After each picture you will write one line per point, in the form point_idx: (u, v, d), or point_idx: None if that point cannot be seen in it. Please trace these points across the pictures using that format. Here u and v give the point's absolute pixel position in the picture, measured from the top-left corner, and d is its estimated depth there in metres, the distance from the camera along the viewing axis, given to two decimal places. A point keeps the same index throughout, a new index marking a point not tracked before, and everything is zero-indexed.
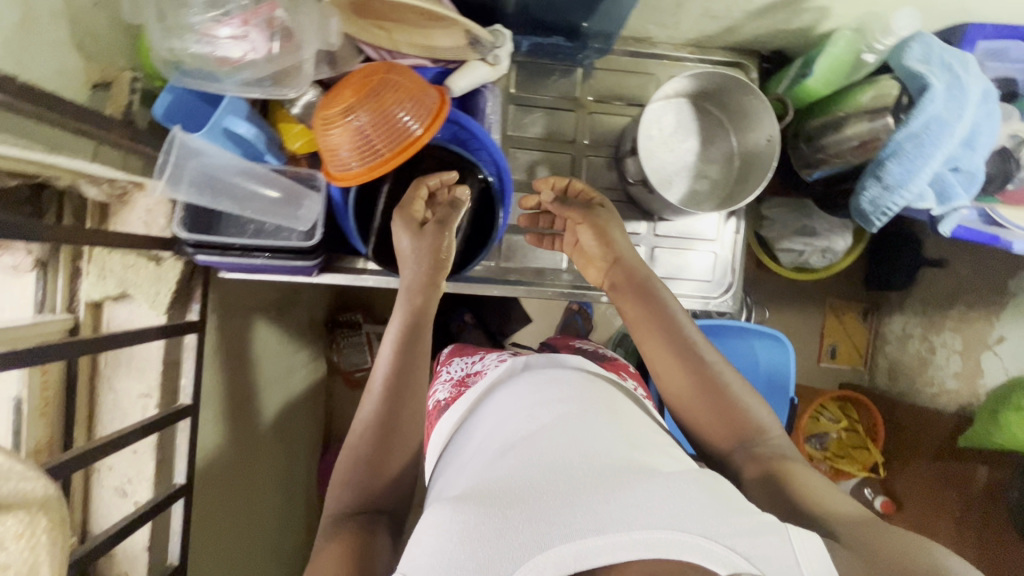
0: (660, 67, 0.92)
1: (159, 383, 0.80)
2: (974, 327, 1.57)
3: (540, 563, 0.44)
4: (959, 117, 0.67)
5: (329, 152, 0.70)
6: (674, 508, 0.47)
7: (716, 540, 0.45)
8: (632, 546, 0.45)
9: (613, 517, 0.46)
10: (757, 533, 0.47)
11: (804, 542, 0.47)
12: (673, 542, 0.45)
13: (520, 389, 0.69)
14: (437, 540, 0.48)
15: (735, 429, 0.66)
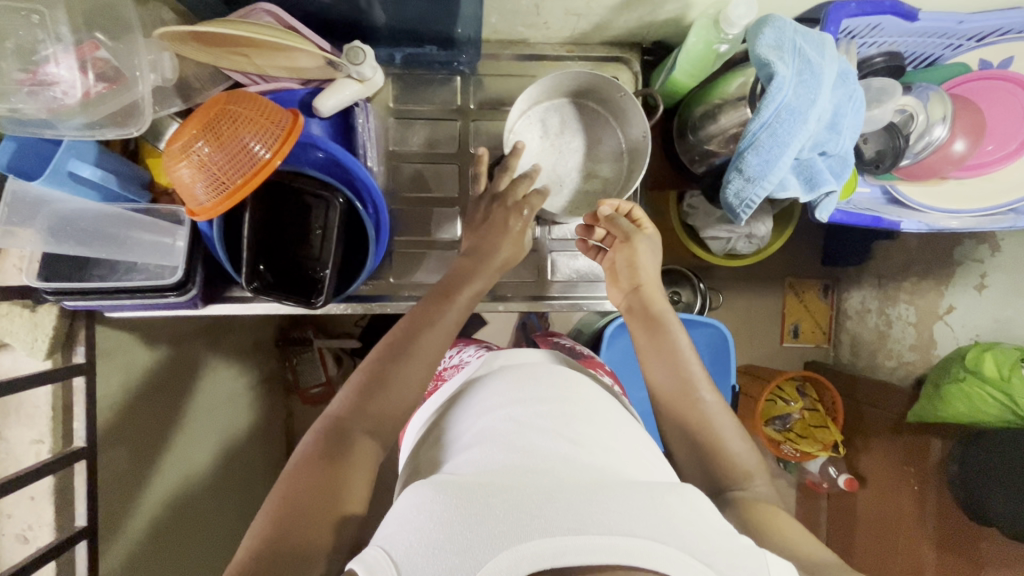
0: (541, 69, 0.90)
1: (51, 428, 0.80)
2: (926, 298, 1.55)
3: (517, 556, 0.42)
4: (810, 103, 0.65)
5: (181, 188, 0.68)
6: (660, 516, 0.46)
7: (696, 556, 0.44)
8: (611, 550, 0.43)
9: (595, 517, 0.45)
10: (735, 554, 0.46)
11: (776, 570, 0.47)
12: (652, 551, 0.43)
13: (512, 395, 0.69)
14: (414, 525, 0.46)
15: (722, 471, 0.68)
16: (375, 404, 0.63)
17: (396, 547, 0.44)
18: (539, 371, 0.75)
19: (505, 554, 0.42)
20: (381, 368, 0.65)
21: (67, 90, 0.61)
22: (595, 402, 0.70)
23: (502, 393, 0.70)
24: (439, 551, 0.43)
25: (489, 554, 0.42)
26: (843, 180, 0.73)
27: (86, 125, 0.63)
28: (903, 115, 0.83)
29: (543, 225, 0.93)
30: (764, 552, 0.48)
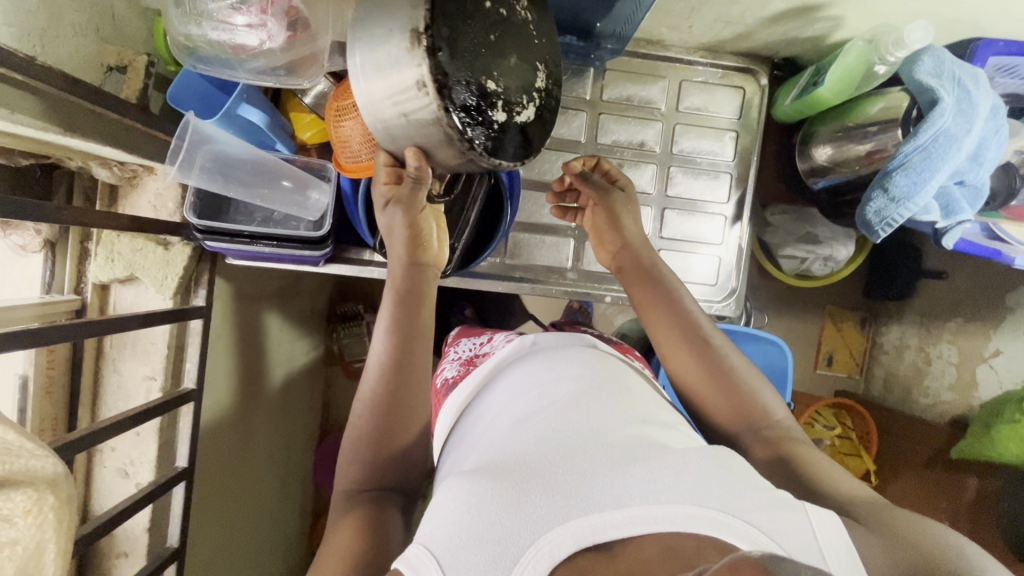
0: (672, 71, 0.91)
1: (165, 366, 0.80)
2: (971, 340, 1.58)
3: (558, 535, 0.48)
4: (967, 131, 0.67)
5: (340, 144, 0.70)
6: (695, 485, 0.51)
7: (733, 515, 0.48)
8: (644, 521, 0.48)
9: (626, 493, 0.50)
10: (775, 508, 0.50)
11: (822, 524, 0.49)
12: (686, 517, 0.48)
13: (531, 373, 0.72)
14: (455, 512, 0.51)
15: (743, 413, 0.68)
16: (387, 436, 0.67)
17: (437, 543, 0.49)
18: (557, 348, 0.77)
19: (545, 539, 0.47)
20: (389, 398, 0.67)
21: (260, 34, 0.63)
22: (623, 380, 0.70)
23: (523, 378, 0.72)
24: (480, 539, 0.48)
25: (530, 542, 0.48)
26: (975, 210, 0.75)
27: (262, 70, 0.65)
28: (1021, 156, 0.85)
29: (657, 221, 0.93)
30: (804, 503, 0.51)
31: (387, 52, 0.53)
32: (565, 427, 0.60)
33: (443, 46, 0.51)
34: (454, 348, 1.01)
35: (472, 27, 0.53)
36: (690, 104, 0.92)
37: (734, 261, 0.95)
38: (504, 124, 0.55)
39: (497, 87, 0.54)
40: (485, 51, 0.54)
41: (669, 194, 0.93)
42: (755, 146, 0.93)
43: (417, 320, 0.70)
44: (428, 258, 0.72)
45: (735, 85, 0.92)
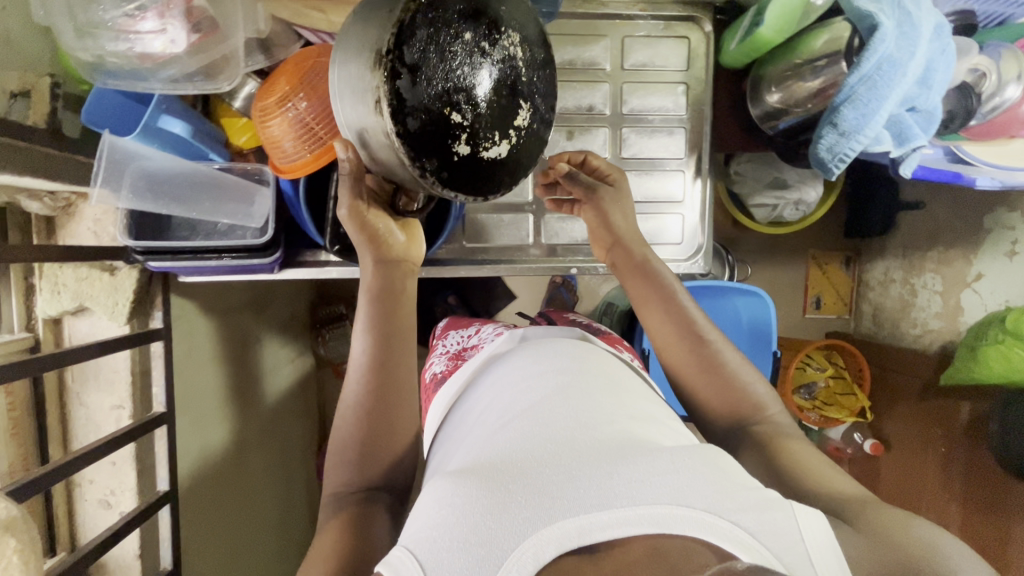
0: (612, 28, 0.88)
1: (131, 393, 0.79)
2: (953, 266, 1.57)
3: (544, 535, 0.46)
4: (911, 54, 0.65)
5: (272, 145, 0.67)
6: (683, 483, 0.49)
7: (722, 516, 0.47)
8: (631, 521, 0.46)
9: (613, 492, 0.48)
10: (762, 508, 0.48)
11: (808, 522, 0.48)
12: (674, 517, 0.47)
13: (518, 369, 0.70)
14: (439, 514, 0.49)
15: (737, 410, 0.69)
16: (374, 438, 0.67)
17: (418, 544, 0.47)
18: (547, 344, 0.76)
19: (531, 539, 0.46)
20: (375, 398, 0.68)
21: (164, 39, 0.60)
22: (609, 374, 0.69)
23: (510, 374, 0.71)
24: (462, 541, 0.46)
25: (516, 541, 0.46)
26: (929, 135, 0.74)
27: (177, 78, 0.63)
28: (975, 74, 0.84)
29: None
30: (791, 502, 0.50)
31: (356, 76, 0.51)
32: (554, 421, 0.58)
33: (406, 71, 0.48)
34: (442, 341, 1.02)
35: (442, 54, 0.49)
36: (635, 61, 0.89)
37: (697, 217, 0.94)
38: (465, 158, 0.50)
39: (462, 117, 0.50)
40: (453, 80, 0.49)
41: (624, 156, 0.91)
42: (706, 94, 0.90)
43: (397, 318, 0.70)
44: (404, 255, 0.72)
45: (680, 36, 0.89)
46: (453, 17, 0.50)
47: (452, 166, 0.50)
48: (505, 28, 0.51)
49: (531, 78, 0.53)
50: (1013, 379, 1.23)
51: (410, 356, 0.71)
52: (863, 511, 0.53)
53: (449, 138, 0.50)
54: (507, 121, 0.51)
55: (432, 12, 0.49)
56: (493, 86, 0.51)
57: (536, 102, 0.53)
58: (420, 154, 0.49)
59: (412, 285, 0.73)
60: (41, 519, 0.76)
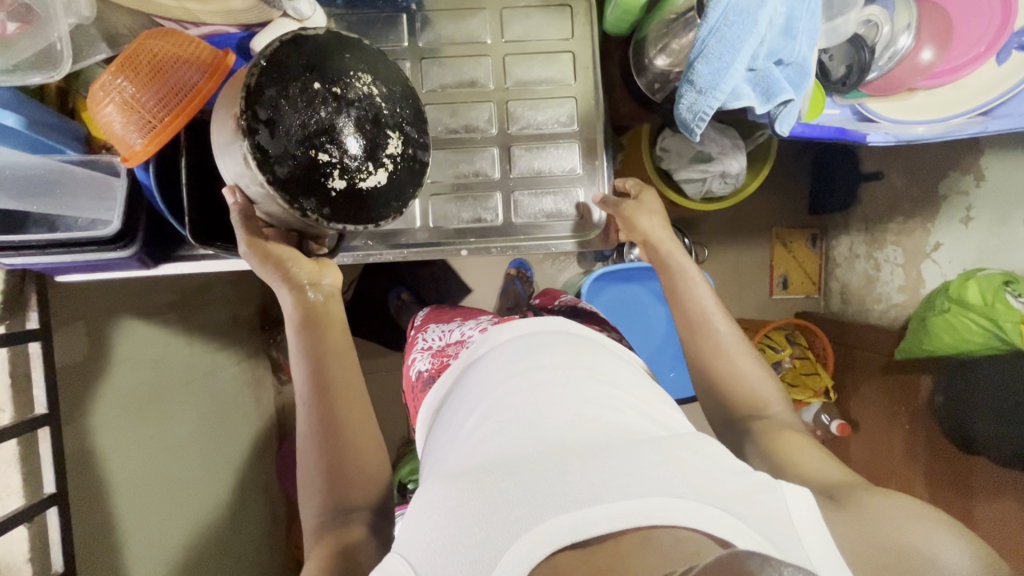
0: (490, 1, 0.86)
1: (9, 397, 0.79)
2: (913, 236, 1.47)
3: (536, 533, 0.45)
4: (761, 3, 0.61)
5: (110, 133, 0.64)
6: (676, 477, 0.50)
7: (710, 504, 0.48)
8: (625, 516, 0.46)
9: (608, 487, 0.48)
10: (751, 492, 0.51)
11: (794, 501, 0.52)
12: (665, 507, 0.47)
13: (503, 358, 0.69)
14: (434, 518, 0.49)
15: (750, 403, 0.72)
16: (340, 461, 0.67)
17: (412, 551, 0.47)
18: (530, 330, 0.74)
19: (523, 538, 0.45)
20: (332, 422, 0.68)
21: None
22: (593, 361, 0.67)
23: (493, 364, 0.69)
24: (457, 546, 0.46)
25: (508, 541, 0.45)
26: (803, 90, 0.70)
27: (9, 67, 0.61)
28: (868, 26, 0.79)
29: (504, 162, 0.89)
30: (780, 485, 0.53)
31: (226, 134, 0.59)
32: (543, 418, 0.58)
33: (262, 126, 0.56)
34: (422, 334, 0.96)
35: (294, 105, 0.58)
36: (516, 33, 0.87)
37: (595, 188, 0.90)
38: (343, 190, 0.60)
39: (329, 155, 0.59)
40: (313, 125, 0.59)
41: (512, 130, 0.88)
42: (592, 64, 0.88)
43: (328, 340, 0.71)
44: (317, 280, 0.72)
45: (559, 5, 0.87)
46: (299, 72, 0.59)
47: (330, 198, 0.60)
48: (354, 73, 0.61)
49: (392, 112, 0.64)
50: (962, 349, 1.17)
51: (355, 373, 0.71)
52: (856, 494, 0.55)
53: (322, 176, 0.59)
54: (376, 151, 0.62)
55: (276, 70, 0.58)
56: (354, 126, 0.61)
57: (401, 131, 0.64)
58: (297, 194, 0.58)
59: (335, 305, 0.73)
60: None
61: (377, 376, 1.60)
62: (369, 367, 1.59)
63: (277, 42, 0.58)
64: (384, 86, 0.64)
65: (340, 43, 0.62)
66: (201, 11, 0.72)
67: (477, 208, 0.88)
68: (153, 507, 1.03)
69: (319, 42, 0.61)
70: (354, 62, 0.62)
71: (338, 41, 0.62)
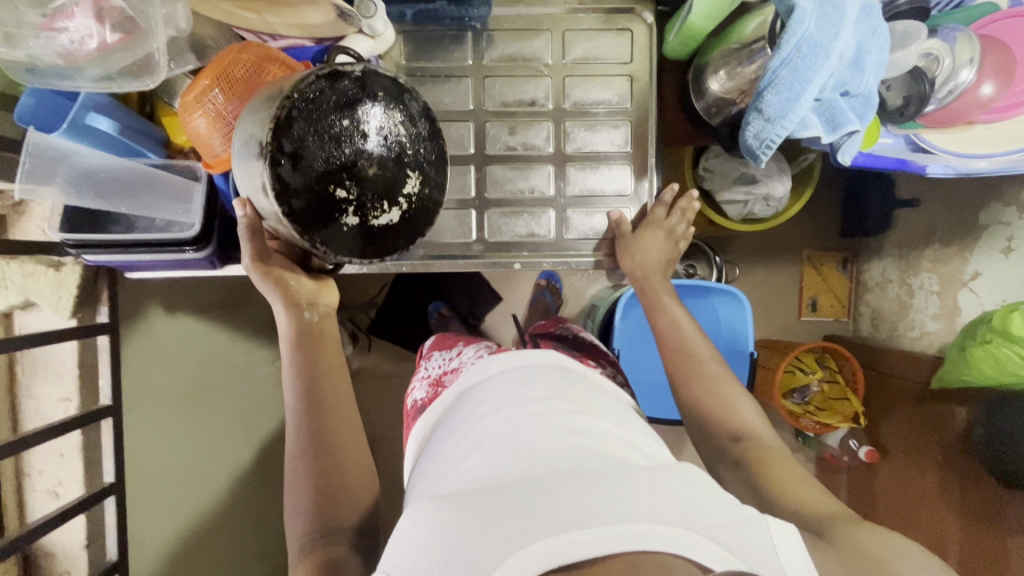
0: (554, 23, 0.88)
1: (77, 387, 0.82)
2: (950, 264, 1.46)
3: (525, 556, 0.46)
4: (834, 36, 0.63)
5: (198, 140, 0.68)
6: (666, 504, 0.51)
7: (695, 531, 0.49)
8: (613, 540, 0.47)
9: (601, 512, 0.49)
10: (739, 526, 0.52)
11: (780, 535, 0.53)
12: (651, 534, 0.47)
13: (497, 389, 0.70)
14: (421, 537, 0.49)
15: None
16: (330, 476, 0.66)
17: (397, 568, 0.47)
18: (522, 359, 0.75)
19: (512, 559, 0.45)
20: (321, 441, 0.68)
21: (83, 40, 0.62)
22: (581, 395, 0.69)
23: (485, 395, 0.70)
24: (444, 563, 0.46)
25: (497, 562, 0.45)
26: (867, 121, 0.71)
27: (104, 77, 0.65)
28: (928, 59, 0.81)
29: (558, 180, 0.90)
30: (765, 518, 0.54)
31: (248, 160, 0.58)
32: (531, 446, 0.58)
33: (286, 158, 0.54)
34: (423, 362, 0.94)
35: (318, 140, 0.55)
36: (577, 54, 0.89)
37: (647, 214, 0.92)
38: (354, 227, 0.58)
39: (346, 192, 0.56)
40: (335, 161, 0.56)
41: (568, 150, 0.90)
42: (649, 88, 0.89)
43: (320, 359, 0.72)
44: (314, 299, 0.75)
45: (621, 28, 0.88)
46: (329, 106, 0.56)
47: (341, 233, 0.57)
48: (381, 110, 0.58)
49: (415, 151, 0.60)
50: (1000, 381, 1.17)
51: (344, 391, 0.72)
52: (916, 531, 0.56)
53: (336, 212, 0.57)
54: (394, 190, 0.59)
55: (306, 104, 0.56)
56: (374, 163, 0.58)
57: (420, 171, 0.61)
58: (309, 227, 0.56)
59: (329, 323, 0.75)
60: None
61: (400, 381, 1.60)
62: (393, 372, 1.60)
63: (312, 76, 0.56)
64: (413, 121, 0.60)
65: (375, 78, 0.59)
66: (279, 24, 0.75)
67: (531, 224, 0.90)
68: (165, 513, 1.01)
69: (355, 78, 0.58)
70: (384, 99, 0.59)
71: (374, 76, 0.59)
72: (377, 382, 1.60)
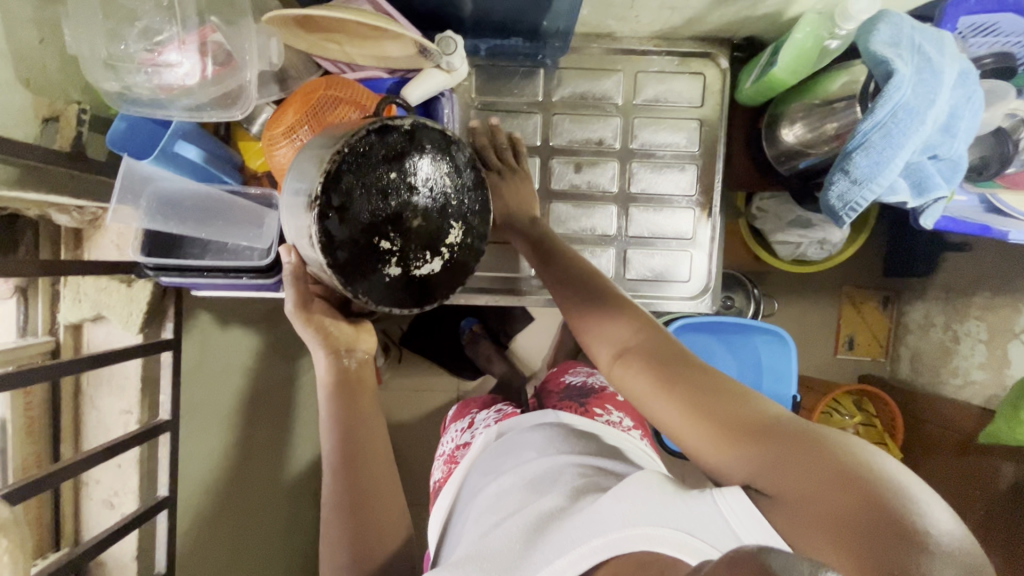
0: (627, 63, 0.88)
1: (138, 400, 0.88)
2: (999, 313, 1.30)
3: None
4: (930, 102, 0.62)
5: (280, 172, 0.70)
6: (636, 503, 0.51)
7: (664, 524, 0.48)
8: (593, 551, 0.50)
9: (577, 533, 0.52)
10: (691, 504, 0.49)
11: (729, 505, 0.47)
12: (627, 537, 0.49)
13: (501, 459, 0.71)
14: None
15: None
16: (365, 518, 0.63)
17: None
18: (520, 419, 0.77)
19: None
20: (352, 482, 0.64)
21: (184, 72, 0.64)
22: (578, 440, 0.71)
23: (487, 466, 0.72)
24: None
25: None
26: (954, 184, 0.69)
27: (194, 107, 0.65)
28: (1013, 119, 0.78)
29: (621, 220, 0.90)
30: (710, 493, 0.49)
31: (297, 200, 0.54)
32: (529, 500, 0.62)
33: (334, 212, 0.50)
34: (443, 436, 0.92)
35: (365, 192, 0.51)
36: (647, 96, 0.89)
37: (708, 258, 0.92)
38: (396, 279, 0.53)
39: (390, 244, 0.52)
40: (382, 214, 0.52)
41: (631, 190, 0.90)
42: (719, 134, 0.89)
43: (360, 407, 0.66)
44: (353, 345, 0.69)
45: (694, 72, 0.88)
46: (376, 159, 0.52)
47: (384, 287, 0.53)
48: (427, 160, 0.54)
49: (459, 200, 0.55)
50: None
51: (383, 439, 0.67)
52: None
53: (379, 264, 0.52)
54: (437, 239, 0.54)
55: (356, 157, 0.51)
56: (419, 211, 0.53)
57: (465, 221, 0.55)
58: (353, 280, 0.51)
59: (368, 371, 0.69)
60: (49, 512, 0.86)
61: (426, 395, 1.54)
62: (416, 387, 1.54)
63: (362, 129, 0.52)
64: (458, 170, 0.55)
65: (424, 132, 0.54)
66: (357, 53, 0.74)
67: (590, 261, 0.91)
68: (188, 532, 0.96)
69: (405, 130, 0.53)
70: (433, 150, 0.54)
71: (423, 128, 0.54)
72: (400, 396, 1.53)
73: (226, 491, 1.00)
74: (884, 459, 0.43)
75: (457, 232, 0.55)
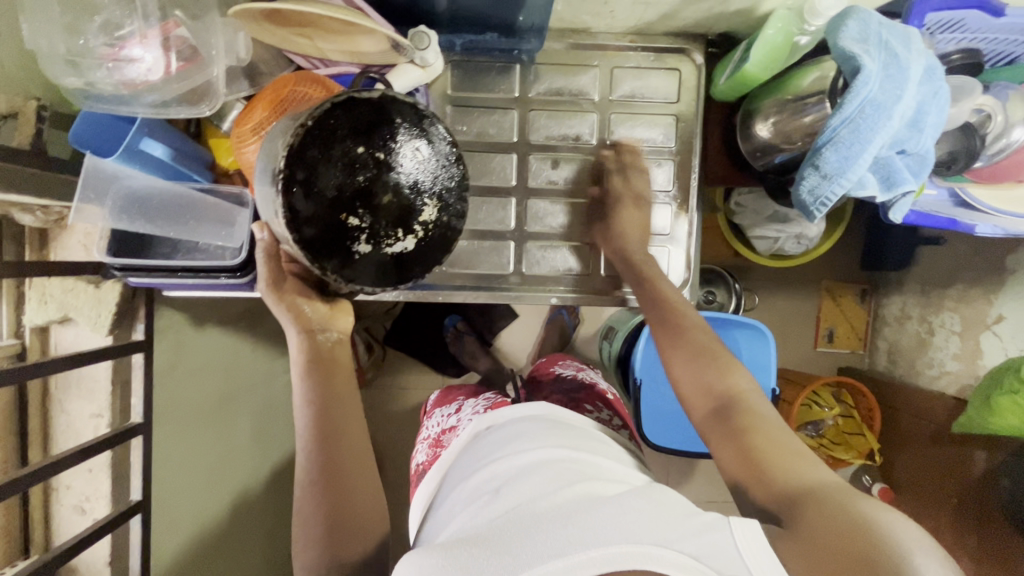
0: (604, 60, 0.88)
1: (109, 403, 0.86)
2: (972, 305, 1.33)
3: None
4: (898, 97, 0.63)
5: (248, 170, 0.69)
6: (636, 522, 0.50)
7: (667, 545, 0.47)
8: (588, 563, 0.46)
9: (577, 540, 0.48)
10: (701, 533, 0.49)
11: (742, 534, 0.49)
12: (626, 553, 0.46)
13: (496, 447, 0.70)
14: None
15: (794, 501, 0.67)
16: (342, 509, 0.61)
17: None
18: (518, 413, 0.76)
19: None
20: (326, 467, 0.62)
21: (146, 67, 0.63)
22: (576, 442, 0.68)
23: (475, 456, 0.71)
24: None
25: None
26: (922, 179, 0.70)
27: (158, 103, 0.64)
28: (980, 115, 0.79)
29: (599, 216, 0.90)
30: (726, 520, 0.50)
31: (264, 181, 0.53)
32: (522, 493, 0.58)
33: (299, 186, 0.50)
34: (427, 419, 0.93)
35: (333, 168, 0.51)
36: (624, 92, 0.89)
37: (686, 253, 0.92)
38: (367, 257, 0.52)
39: (359, 220, 0.51)
40: (348, 189, 0.51)
41: (609, 186, 0.90)
42: (695, 129, 0.89)
43: (334, 386, 0.65)
44: (327, 324, 0.68)
45: (670, 67, 0.88)
46: (345, 133, 0.51)
47: (354, 264, 0.52)
48: (400, 137, 0.53)
49: (433, 178, 0.54)
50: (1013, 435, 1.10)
51: (359, 421, 0.66)
52: None
53: (348, 240, 0.52)
54: (408, 217, 0.53)
55: (322, 129, 0.51)
56: (393, 187, 0.52)
57: (439, 199, 0.54)
58: (320, 256, 0.51)
59: (342, 351, 0.69)
60: (18, 518, 0.84)
61: (409, 393, 1.53)
62: (399, 385, 1.53)
63: (328, 102, 0.51)
64: (438, 147, 0.54)
65: (394, 105, 0.53)
66: (329, 48, 0.73)
67: (568, 258, 0.91)
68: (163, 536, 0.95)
69: (374, 103, 0.53)
70: (405, 124, 0.53)
71: (393, 101, 0.53)
72: (383, 394, 1.52)
73: (202, 494, 0.98)
74: (913, 532, 0.48)
75: (434, 210, 0.54)
